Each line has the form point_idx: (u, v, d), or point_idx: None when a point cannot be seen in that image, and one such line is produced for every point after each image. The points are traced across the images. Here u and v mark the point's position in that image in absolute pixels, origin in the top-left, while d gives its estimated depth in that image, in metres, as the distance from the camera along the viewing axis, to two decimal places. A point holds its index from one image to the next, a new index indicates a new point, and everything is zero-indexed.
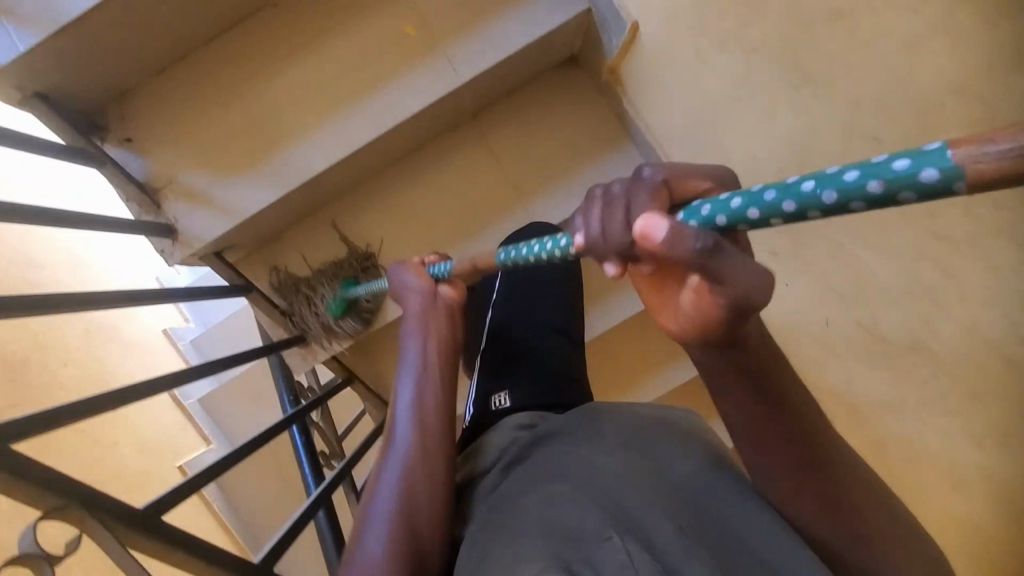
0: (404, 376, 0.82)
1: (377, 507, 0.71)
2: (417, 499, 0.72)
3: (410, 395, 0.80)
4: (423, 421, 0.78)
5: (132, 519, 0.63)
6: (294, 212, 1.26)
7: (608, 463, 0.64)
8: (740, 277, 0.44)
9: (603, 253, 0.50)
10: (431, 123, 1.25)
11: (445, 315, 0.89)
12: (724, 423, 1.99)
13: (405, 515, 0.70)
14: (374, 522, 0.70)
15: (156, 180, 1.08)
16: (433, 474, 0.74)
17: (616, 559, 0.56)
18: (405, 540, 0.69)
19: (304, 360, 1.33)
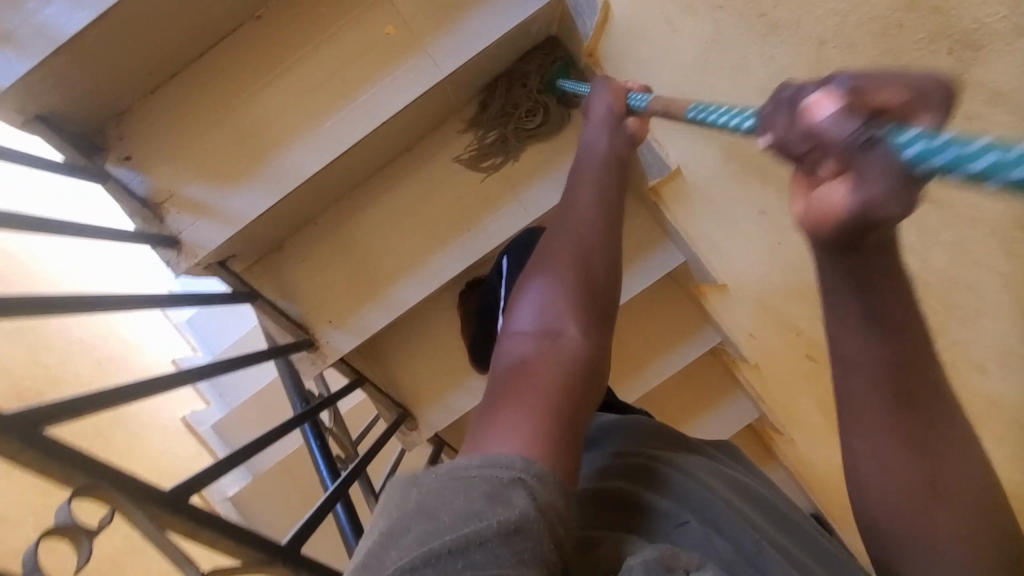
0: (592, 163, 0.85)
1: (556, 261, 0.73)
2: (593, 265, 0.73)
3: (593, 191, 0.81)
4: (593, 214, 0.78)
5: (156, 498, 0.64)
6: (293, 219, 1.29)
7: (677, 464, 0.75)
8: (877, 183, 0.33)
9: (775, 147, 0.39)
10: (420, 123, 1.29)
11: (625, 141, 0.88)
12: (737, 400, 1.99)
13: (580, 274, 0.72)
14: (545, 278, 0.72)
15: (157, 194, 1.12)
16: (609, 248, 0.76)
17: (696, 539, 0.66)
18: (575, 298, 0.69)
19: (312, 365, 1.35)
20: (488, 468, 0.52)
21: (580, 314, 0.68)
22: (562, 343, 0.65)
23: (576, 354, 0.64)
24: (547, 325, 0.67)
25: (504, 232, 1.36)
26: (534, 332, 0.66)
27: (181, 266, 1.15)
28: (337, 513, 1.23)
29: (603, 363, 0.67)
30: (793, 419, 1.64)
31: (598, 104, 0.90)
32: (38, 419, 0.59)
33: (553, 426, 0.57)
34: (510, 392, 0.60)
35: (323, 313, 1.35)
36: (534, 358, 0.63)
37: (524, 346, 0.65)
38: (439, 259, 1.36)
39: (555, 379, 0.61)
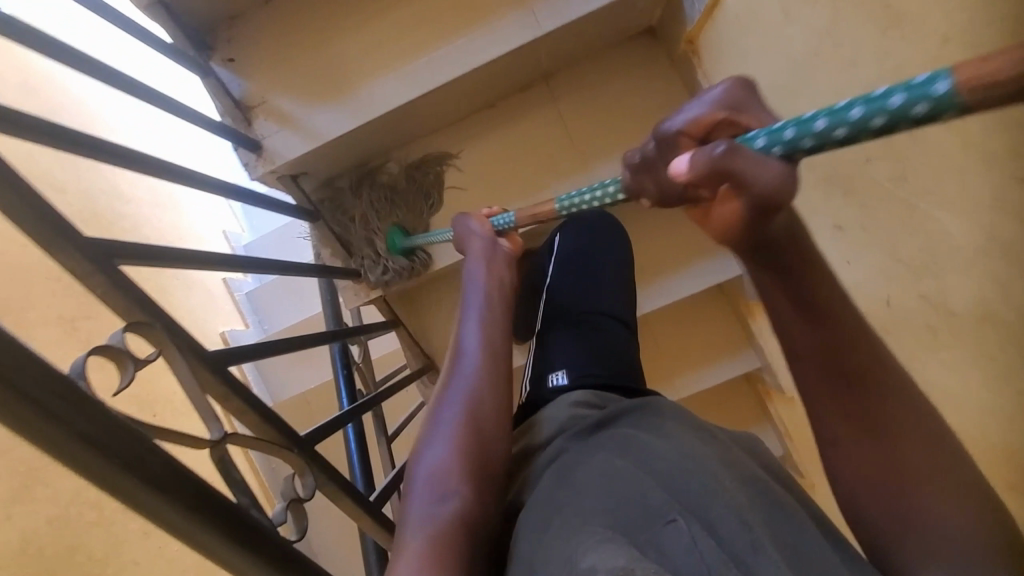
0: (472, 310, 1.03)
1: (448, 412, 0.88)
2: (482, 402, 0.89)
3: (475, 329, 1.00)
4: (491, 351, 0.97)
5: (203, 356, 0.67)
6: (367, 150, 1.33)
7: (671, 461, 0.70)
8: (760, 173, 0.47)
9: (670, 195, 0.59)
10: (510, 81, 1.31)
11: (502, 260, 1.12)
12: (763, 433, 1.93)
13: (469, 421, 0.86)
14: (440, 429, 0.86)
15: (251, 98, 1.17)
16: (494, 391, 0.91)
17: (681, 537, 0.60)
18: (464, 437, 0.84)
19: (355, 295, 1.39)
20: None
21: (471, 463, 0.82)
22: (447, 497, 0.78)
23: (463, 510, 0.77)
24: (440, 487, 0.79)
25: None
26: (428, 487, 0.79)
27: (255, 169, 1.20)
28: (348, 439, 1.26)
29: (488, 504, 0.80)
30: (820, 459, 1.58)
31: (475, 240, 1.12)
32: (118, 251, 0.62)
33: (447, 552, 0.71)
34: (405, 554, 0.72)
35: (375, 249, 1.39)
36: (429, 517, 0.76)
37: (418, 505, 0.78)
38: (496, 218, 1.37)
39: (445, 533, 0.74)
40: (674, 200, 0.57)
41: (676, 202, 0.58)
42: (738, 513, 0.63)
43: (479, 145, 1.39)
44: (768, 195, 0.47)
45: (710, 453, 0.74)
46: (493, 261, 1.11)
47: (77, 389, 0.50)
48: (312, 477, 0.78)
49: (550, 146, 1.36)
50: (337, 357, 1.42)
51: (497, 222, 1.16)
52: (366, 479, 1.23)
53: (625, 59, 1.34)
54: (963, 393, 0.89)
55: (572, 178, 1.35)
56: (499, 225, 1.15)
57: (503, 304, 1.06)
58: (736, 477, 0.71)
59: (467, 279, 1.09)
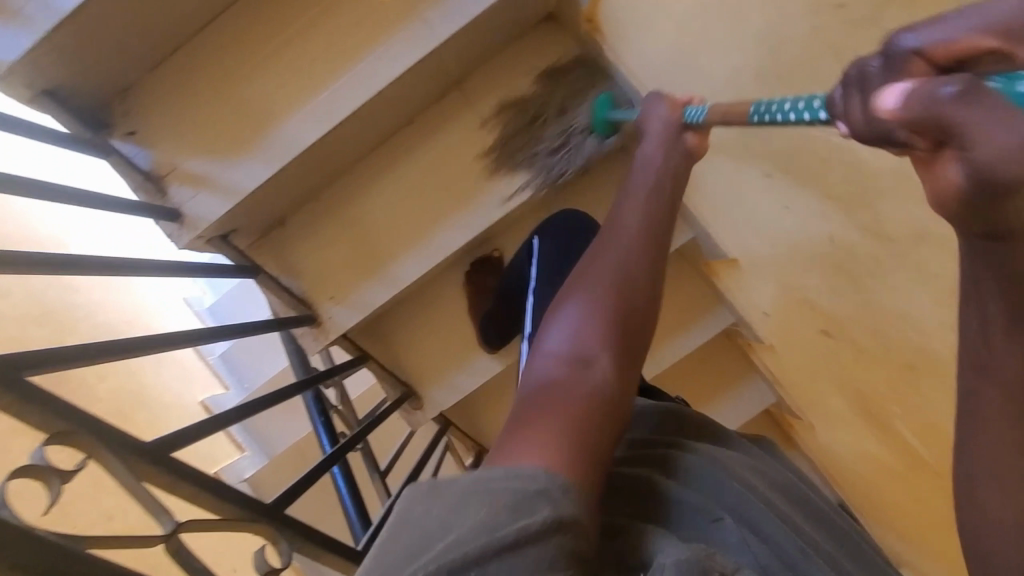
0: (632, 199, 0.90)
1: (593, 282, 0.79)
2: (633, 277, 0.80)
3: (638, 218, 0.87)
4: (631, 234, 0.85)
5: (141, 451, 0.64)
6: (295, 194, 1.30)
7: (727, 460, 0.72)
8: (983, 137, 0.34)
9: (862, 131, 0.46)
10: (423, 95, 1.29)
11: (682, 155, 0.95)
12: (754, 384, 1.95)
13: (616, 297, 0.78)
14: (588, 287, 0.79)
15: (160, 167, 1.13)
16: (647, 268, 0.82)
17: (731, 536, 0.63)
18: (612, 315, 0.76)
19: (315, 340, 1.36)
20: (511, 477, 0.55)
21: (613, 342, 0.74)
22: (591, 365, 0.69)
23: (602, 382, 0.68)
24: (577, 351, 0.71)
25: (505, 208, 1.34)
26: (566, 353, 0.71)
27: (181, 237, 1.16)
28: (337, 485, 1.24)
29: (622, 382, 0.70)
30: None
31: (657, 125, 0.97)
32: (24, 363, 0.59)
33: (580, 439, 0.62)
34: (533, 409, 0.65)
35: (326, 290, 1.36)
36: (562, 378, 0.68)
37: (552, 364, 0.70)
38: (439, 234, 1.35)
39: (575, 404, 0.65)
40: (878, 135, 0.44)
41: (875, 140, 0.45)
42: (779, 517, 0.67)
43: (407, 165, 1.36)
44: (1001, 173, 0.33)
45: (751, 458, 0.77)
46: (667, 157, 0.94)
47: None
48: (287, 544, 0.75)
49: (478, 151, 1.35)
50: (311, 405, 1.40)
51: (688, 114, 0.95)
52: (363, 522, 1.20)
53: (533, 50, 1.33)
54: None
55: (506, 178, 1.34)
56: (689, 117, 0.95)
57: (669, 195, 0.91)
58: (772, 479, 0.74)
59: (640, 160, 0.96)
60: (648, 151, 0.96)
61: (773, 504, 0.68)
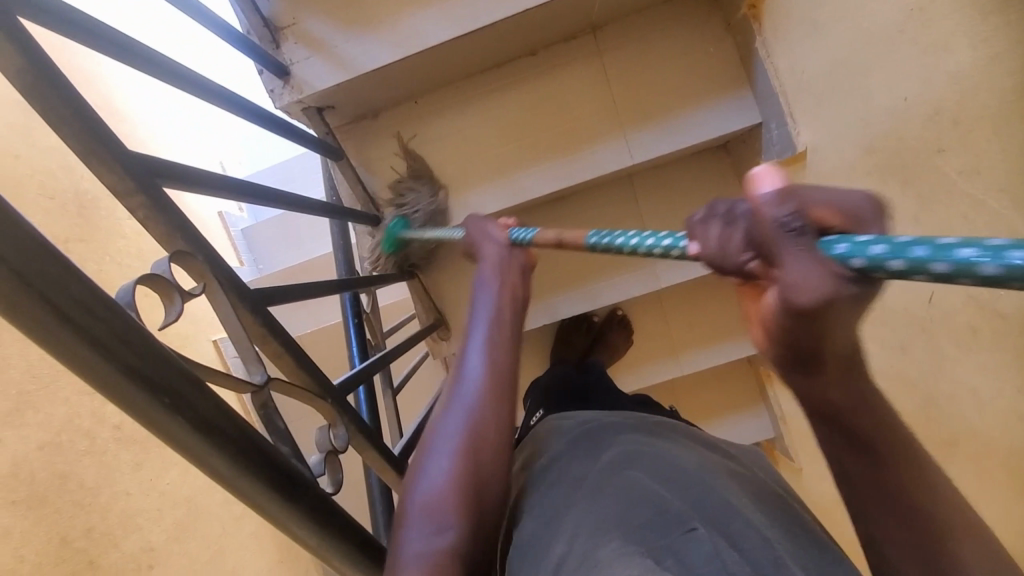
0: (478, 327, 0.87)
1: (449, 429, 0.78)
2: (487, 420, 0.79)
3: (480, 351, 0.84)
4: (494, 363, 0.83)
5: (247, 296, 0.63)
6: (397, 89, 1.25)
7: (691, 475, 0.69)
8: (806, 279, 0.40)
9: (716, 260, 0.49)
10: (558, 28, 1.23)
11: (516, 271, 0.95)
12: (756, 415, 1.99)
13: (467, 455, 0.75)
14: (439, 452, 0.76)
15: (282, 17, 1.09)
16: (498, 420, 0.78)
17: (700, 547, 0.57)
18: (467, 459, 0.75)
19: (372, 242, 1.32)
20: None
21: (468, 496, 0.73)
22: (443, 531, 0.69)
23: (459, 542, 0.69)
24: (434, 518, 0.70)
25: (600, 169, 1.30)
26: (425, 516, 0.70)
27: (282, 97, 1.12)
28: (358, 392, 1.23)
29: (479, 540, 0.71)
30: None
31: (490, 248, 0.97)
32: (166, 171, 0.56)
33: None
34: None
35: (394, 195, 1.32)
36: (427, 558, 0.67)
37: (415, 540, 0.69)
38: (526, 175, 1.31)
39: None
40: (726, 270, 0.48)
41: (728, 273, 0.48)
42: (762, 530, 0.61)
43: (514, 96, 1.31)
44: (798, 303, 0.41)
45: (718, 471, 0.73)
46: (505, 270, 0.94)
47: (115, 315, 0.46)
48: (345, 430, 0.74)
49: (588, 104, 1.30)
50: (349, 308, 1.37)
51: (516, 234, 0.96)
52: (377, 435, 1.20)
53: (678, 19, 1.27)
54: (993, 400, 0.90)
55: (608, 140, 1.29)
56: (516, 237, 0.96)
57: (516, 310, 0.91)
58: (759, 504, 0.68)
59: (478, 286, 0.93)
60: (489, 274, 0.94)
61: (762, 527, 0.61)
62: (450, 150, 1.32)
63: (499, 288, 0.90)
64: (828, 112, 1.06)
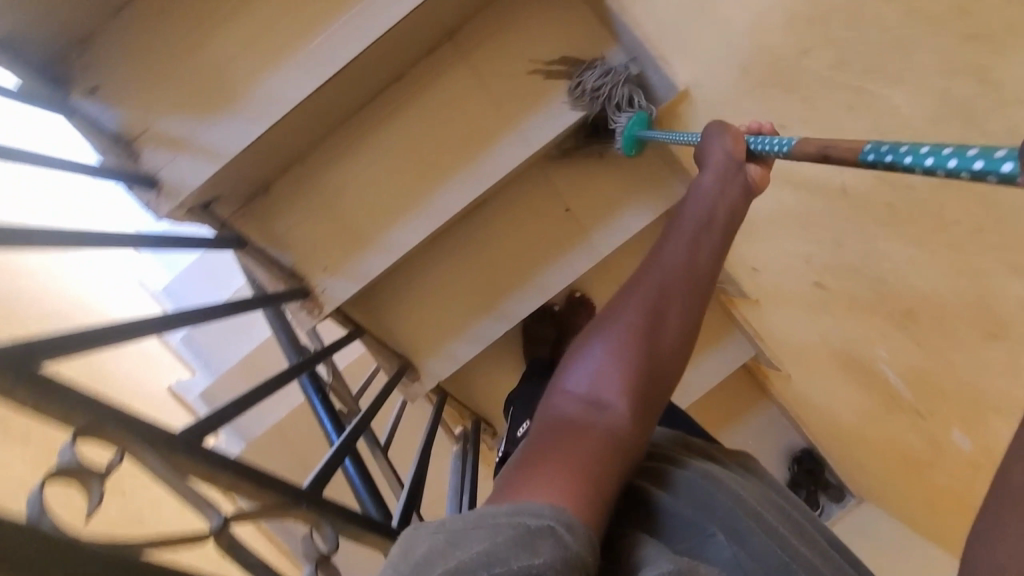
0: (688, 223, 0.79)
1: (629, 312, 0.72)
2: (673, 328, 0.72)
3: (682, 248, 0.77)
4: (696, 263, 0.76)
5: (177, 442, 0.58)
6: (278, 157, 1.20)
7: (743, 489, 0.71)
8: None
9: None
10: (416, 46, 1.20)
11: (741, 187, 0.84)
12: (734, 339, 2.05)
13: (649, 352, 0.69)
14: (614, 329, 0.71)
15: (132, 126, 1.02)
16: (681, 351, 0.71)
17: (717, 551, 0.65)
18: (642, 358, 0.69)
19: (309, 315, 1.29)
20: (517, 516, 0.56)
21: (643, 391, 0.68)
22: (609, 407, 0.66)
23: (621, 425, 0.65)
24: (594, 391, 0.67)
25: (506, 167, 1.28)
26: (585, 389, 0.68)
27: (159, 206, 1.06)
28: (346, 467, 1.19)
29: (642, 443, 0.67)
30: (798, 351, 1.69)
31: (716, 156, 0.85)
32: (39, 351, 0.52)
33: (587, 489, 0.60)
34: (547, 447, 0.63)
35: (315, 261, 1.28)
36: (579, 418, 0.65)
37: (574, 392, 0.68)
38: (437, 198, 1.29)
39: (599, 457, 0.63)
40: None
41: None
42: (775, 535, 0.65)
43: (399, 124, 1.28)
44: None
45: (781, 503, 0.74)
46: (729, 180, 0.83)
47: (37, 532, 0.42)
48: (331, 527, 0.71)
49: (473, 108, 1.28)
50: (308, 388, 1.32)
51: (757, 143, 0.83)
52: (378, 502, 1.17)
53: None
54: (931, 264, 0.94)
55: (505, 138, 1.28)
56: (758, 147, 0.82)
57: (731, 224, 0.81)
58: (775, 504, 0.72)
59: (694, 185, 0.84)
60: (707, 186, 0.83)
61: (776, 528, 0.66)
62: (356, 200, 1.28)
63: (717, 185, 0.81)
64: (698, 45, 1.07)
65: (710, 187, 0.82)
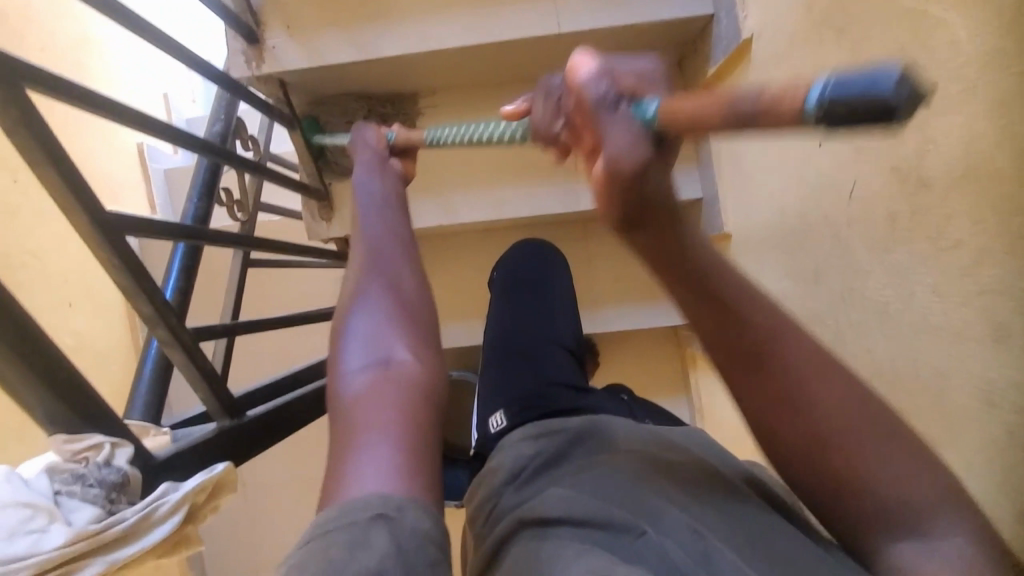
0: (368, 202, 0.80)
1: (370, 292, 0.68)
2: (407, 289, 0.70)
3: (379, 216, 0.78)
4: (395, 226, 0.77)
5: None
6: None
7: (642, 467, 0.70)
8: (618, 136, 0.47)
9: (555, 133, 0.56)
10: None
11: (394, 168, 0.88)
12: (677, 406, 1.79)
13: (399, 310, 0.67)
14: (364, 306, 0.67)
15: None
16: (419, 287, 0.71)
17: (655, 551, 0.60)
18: (404, 316, 0.67)
19: (246, 65, 1.15)
20: (348, 513, 0.51)
21: (410, 332, 0.66)
22: (392, 365, 0.62)
23: (415, 372, 0.62)
24: (376, 354, 0.63)
25: (520, 31, 1.13)
26: (365, 365, 0.62)
27: None
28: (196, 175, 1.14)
29: (438, 363, 0.66)
30: (730, 435, 1.43)
31: (363, 151, 0.88)
32: None
33: (405, 440, 0.57)
34: (347, 439, 0.57)
35: (281, 17, 1.15)
36: (369, 388, 0.60)
37: (357, 379, 0.61)
38: (434, 22, 1.14)
39: (398, 399, 0.59)
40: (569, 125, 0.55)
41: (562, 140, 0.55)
42: (713, 512, 0.62)
43: None
44: (618, 167, 0.47)
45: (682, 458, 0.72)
46: (383, 164, 0.87)
47: None
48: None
49: None
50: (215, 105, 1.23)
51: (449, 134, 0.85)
52: (199, 216, 1.11)
53: None
54: (898, 319, 0.70)
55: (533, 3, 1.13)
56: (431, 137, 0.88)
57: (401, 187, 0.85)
58: (695, 472, 0.69)
59: (359, 181, 0.84)
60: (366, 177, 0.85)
61: (690, 506, 0.63)
62: None
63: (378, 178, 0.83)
64: None
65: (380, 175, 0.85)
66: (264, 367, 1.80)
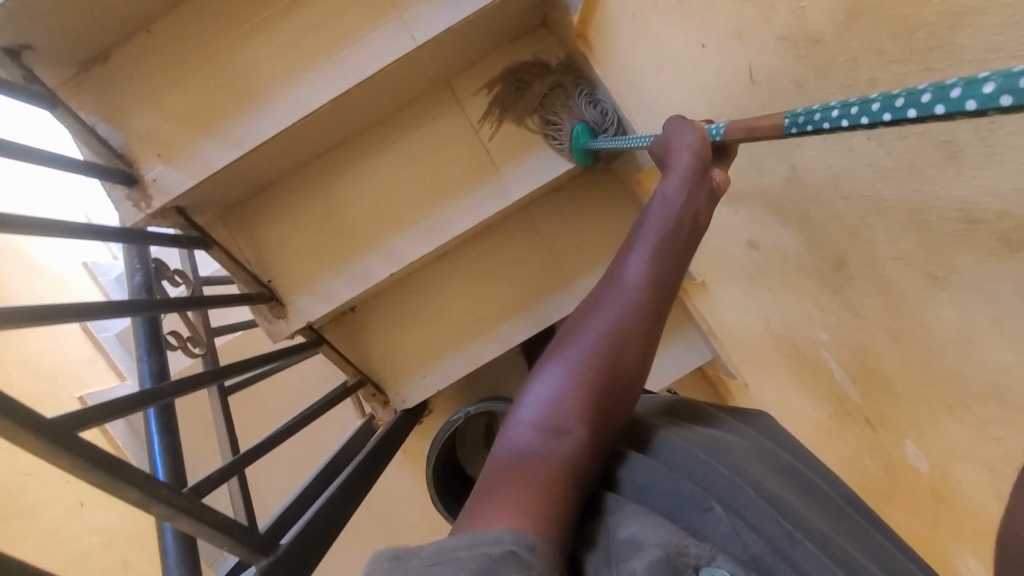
0: (644, 235, 0.72)
1: (583, 344, 0.65)
2: (626, 352, 0.65)
3: (643, 262, 0.70)
4: (655, 279, 0.69)
5: None
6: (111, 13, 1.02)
7: (729, 450, 0.66)
8: None
9: None
10: None
11: (707, 191, 0.76)
12: (687, 335, 1.81)
13: (600, 372, 0.64)
14: (572, 354, 0.65)
15: None
16: (641, 348, 0.66)
17: (720, 528, 0.56)
18: (594, 400, 0.62)
19: (135, 209, 1.11)
20: (477, 547, 0.49)
21: (593, 409, 0.62)
22: (558, 440, 0.59)
23: (572, 462, 0.59)
24: (556, 422, 0.60)
25: (381, 58, 1.10)
26: (540, 422, 0.61)
27: None
28: (137, 334, 1.09)
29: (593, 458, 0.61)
30: (747, 346, 1.42)
31: (681, 156, 0.77)
32: None
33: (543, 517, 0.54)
34: (489, 488, 0.57)
35: (148, 146, 1.10)
36: (535, 450, 0.59)
37: (525, 436, 0.60)
38: (297, 87, 1.10)
39: (542, 477, 0.57)
40: None
41: None
42: (783, 509, 0.58)
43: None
44: None
45: (763, 454, 0.69)
46: (695, 187, 0.75)
47: None
48: None
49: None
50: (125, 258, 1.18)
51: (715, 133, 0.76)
52: (157, 371, 1.06)
53: None
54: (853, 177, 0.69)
55: (383, 26, 1.10)
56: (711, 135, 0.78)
57: (691, 242, 0.74)
58: (777, 470, 0.67)
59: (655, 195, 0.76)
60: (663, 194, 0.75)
61: (766, 489, 0.60)
62: (209, 81, 1.10)
63: (672, 205, 0.73)
64: None
65: (675, 204, 0.74)
66: (291, 477, 1.76)
